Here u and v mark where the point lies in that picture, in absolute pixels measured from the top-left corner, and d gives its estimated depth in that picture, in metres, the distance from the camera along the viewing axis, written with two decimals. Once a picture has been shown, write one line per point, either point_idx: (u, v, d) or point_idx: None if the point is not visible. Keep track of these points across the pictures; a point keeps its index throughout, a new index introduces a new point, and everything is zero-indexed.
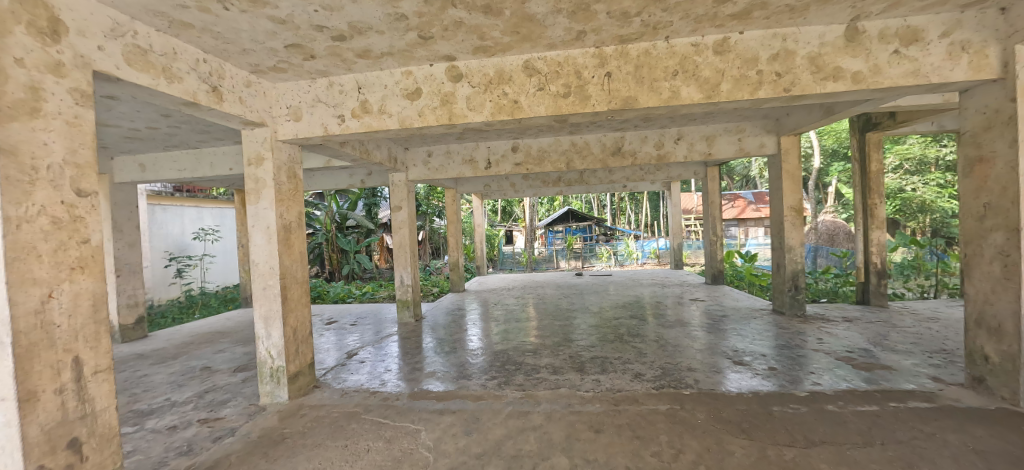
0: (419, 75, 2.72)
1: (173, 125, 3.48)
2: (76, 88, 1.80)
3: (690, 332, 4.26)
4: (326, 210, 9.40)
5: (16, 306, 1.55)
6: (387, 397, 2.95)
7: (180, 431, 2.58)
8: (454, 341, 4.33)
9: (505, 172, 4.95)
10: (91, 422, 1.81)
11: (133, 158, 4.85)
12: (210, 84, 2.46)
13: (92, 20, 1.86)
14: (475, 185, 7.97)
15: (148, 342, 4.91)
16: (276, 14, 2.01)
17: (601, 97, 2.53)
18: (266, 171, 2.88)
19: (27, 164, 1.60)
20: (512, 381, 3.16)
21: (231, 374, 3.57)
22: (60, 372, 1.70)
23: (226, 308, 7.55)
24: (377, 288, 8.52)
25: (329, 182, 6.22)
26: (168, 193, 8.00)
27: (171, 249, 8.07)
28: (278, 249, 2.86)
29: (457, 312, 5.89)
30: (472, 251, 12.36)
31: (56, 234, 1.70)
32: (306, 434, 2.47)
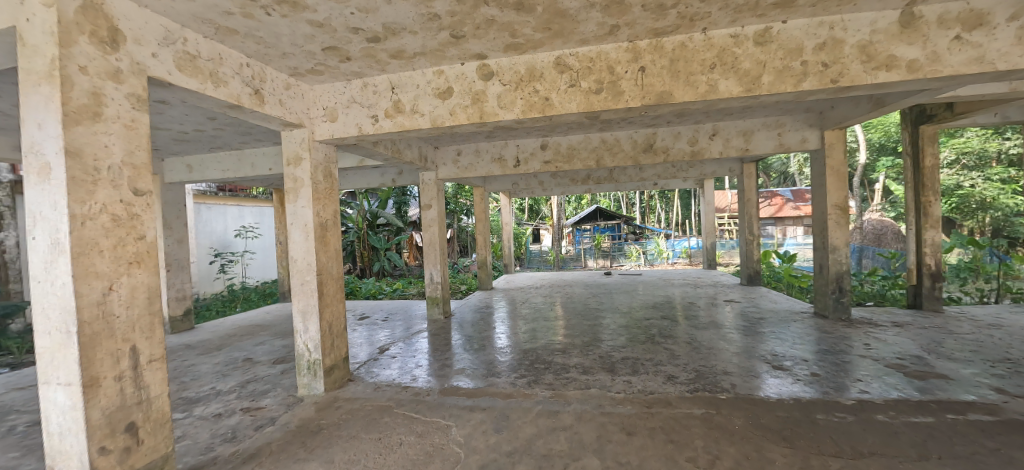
0: (451, 74, 2.74)
1: (217, 128, 3.65)
2: (133, 94, 1.91)
3: (724, 335, 4.12)
4: (357, 209, 9.67)
5: (81, 298, 1.66)
6: (418, 392, 3.00)
7: (225, 419, 2.71)
8: (483, 339, 4.36)
9: (533, 170, 4.93)
10: (147, 407, 1.93)
11: (181, 160, 5.13)
12: (252, 87, 2.56)
13: (147, 29, 1.97)
14: (504, 184, 8.00)
15: (195, 333, 5.20)
16: (315, 17, 2.06)
17: (635, 92, 2.47)
18: (303, 170, 2.98)
19: (90, 165, 1.72)
20: (541, 380, 3.15)
21: (271, 366, 3.73)
22: (120, 360, 1.81)
23: (264, 302, 7.88)
24: (407, 285, 8.70)
25: (362, 181, 6.38)
26: (213, 192, 8.43)
27: (215, 245, 8.50)
28: (315, 246, 2.95)
29: (485, 309, 5.93)
30: (499, 250, 12.40)
31: (116, 231, 1.81)
32: (341, 425, 2.55)
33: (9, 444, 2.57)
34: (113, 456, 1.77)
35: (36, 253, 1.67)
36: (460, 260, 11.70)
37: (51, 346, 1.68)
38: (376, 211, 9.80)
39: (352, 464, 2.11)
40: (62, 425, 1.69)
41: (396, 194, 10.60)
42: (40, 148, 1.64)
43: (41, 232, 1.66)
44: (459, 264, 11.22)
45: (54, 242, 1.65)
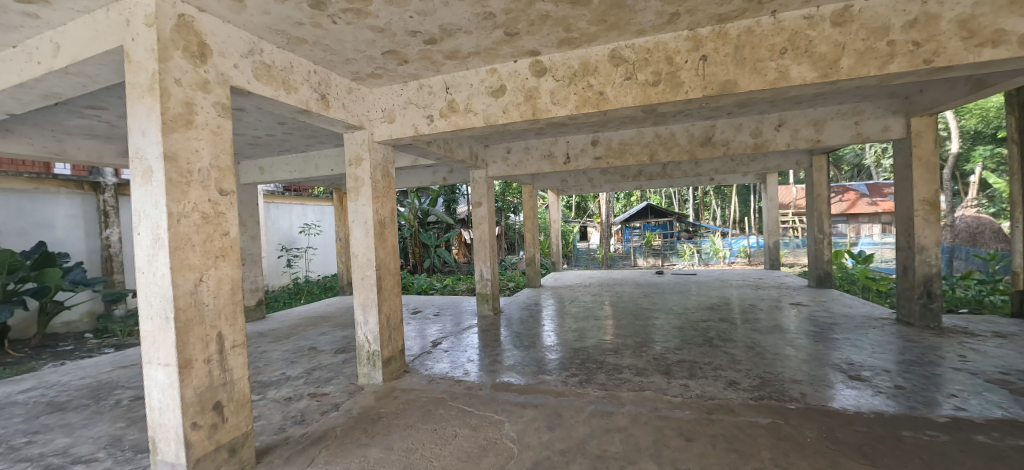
0: (504, 72, 2.76)
1: (286, 132, 3.92)
2: (219, 103, 2.08)
3: (790, 340, 3.84)
4: (409, 207, 10.03)
5: (177, 287, 1.85)
6: (471, 386, 3.07)
7: (294, 403, 2.91)
8: (532, 336, 4.37)
9: (583, 167, 4.87)
10: (231, 388, 2.11)
11: (255, 163, 5.58)
12: (319, 92, 2.72)
13: (230, 42, 2.15)
14: (552, 181, 7.96)
15: (267, 322, 5.64)
16: (377, 23, 2.16)
17: (696, 83, 2.36)
18: (364, 170, 3.13)
19: (184, 168, 1.90)
20: (593, 379, 3.10)
21: (333, 355, 3.96)
22: (209, 344, 2.00)
23: (325, 295, 8.39)
24: (457, 281, 8.90)
25: (415, 180, 6.60)
26: (280, 192, 9.09)
27: (283, 241, 9.17)
28: (374, 242, 3.09)
29: (533, 307, 5.94)
30: (547, 248, 12.37)
31: (205, 227, 2.00)
32: (399, 415, 2.65)
33: (118, 415, 2.92)
34: (203, 431, 1.95)
35: (142, 247, 1.88)
36: (506, 257, 11.81)
37: (153, 331, 1.88)
38: (427, 209, 10.12)
39: (410, 453, 2.20)
40: (162, 401, 1.89)
41: (446, 192, 10.90)
42: (144, 153, 1.85)
43: (145, 228, 1.87)
44: (506, 262, 11.34)
45: (156, 237, 1.84)
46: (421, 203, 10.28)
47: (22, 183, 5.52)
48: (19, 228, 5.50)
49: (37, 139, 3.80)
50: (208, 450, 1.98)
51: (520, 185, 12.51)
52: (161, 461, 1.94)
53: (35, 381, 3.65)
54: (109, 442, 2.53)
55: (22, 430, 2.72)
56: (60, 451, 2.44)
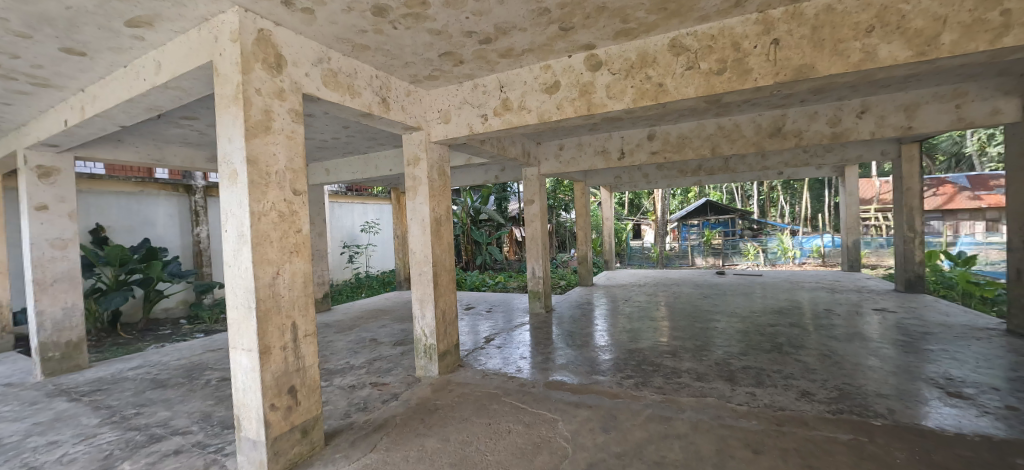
0: (558, 68, 2.74)
1: (350, 135, 4.16)
2: (293, 109, 2.24)
3: (874, 350, 3.47)
4: (461, 205, 10.28)
5: (258, 280, 2.02)
6: (524, 383, 3.08)
7: (358, 391, 3.08)
8: (584, 335, 4.31)
9: (639, 162, 4.72)
10: (304, 374, 2.28)
11: (322, 165, 5.98)
12: (380, 96, 2.85)
13: (302, 53, 2.31)
14: (605, 177, 7.79)
15: (334, 314, 6.04)
16: (434, 26, 2.22)
17: (766, 69, 2.20)
18: (421, 170, 3.24)
19: (264, 171, 2.07)
20: (649, 382, 3.00)
21: (392, 347, 4.15)
22: (285, 333, 2.17)
23: (384, 290, 8.83)
24: (508, 279, 8.99)
25: (468, 179, 6.75)
26: (343, 192, 9.69)
27: (345, 239, 9.77)
28: (431, 239, 3.19)
29: (584, 306, 5.86)
30: (599, 246, 12.14)
31: (281, 225, 2.16)
32: (455, 407, 2.73)
33: (208, 393, 3.26)
34: (280, 412, 2.12)
35: (228, 243, 2.08)
36: (557, 255, 11.75)
37: (239, 318, 2.08)
38: (479, 207, 10.32)
39: (466, 445, 2.25)
40: (246, 384, 2.08)
41: (497, 190, 11.06)
42: (230, 158, 2.04)
43: (231, 226, 2.05)
44: (558, 259, 11.28)
45: (240, 234, 2.02)
46: (473, 201, 10.50)
47: (129, 186, 6.33)
48: (128, 226, 6.31)
49: (142, 147, 4.33)
50: (284, 430, 2.14)
51: (571, 182, 12.37)
52: (244, 437, 2.13)
53: (142, 360, 4.17)
54: (201, 417, 2.83)
55: (133, 402, 3.12)
56: (162, 423, 2.77)
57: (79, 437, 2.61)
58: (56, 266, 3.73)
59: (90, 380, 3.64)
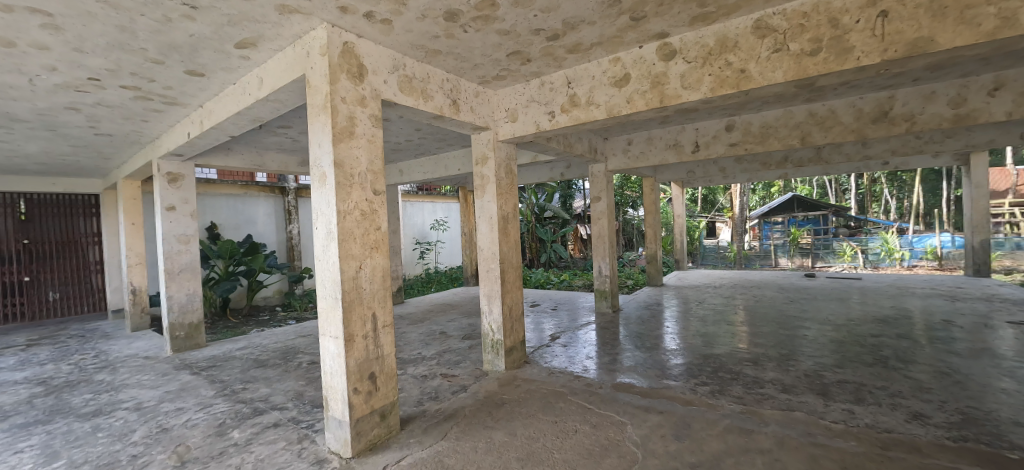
0: (628, 59, 2.65)
1: (423, 137, 4.37)
2: (373, 115, 2.40)
3: (1011, 370, 2.93)
4: (526, 203, 10.37)
5: (343, 273, 2.20)
6: (590, 384, 3.04)
7: (429, 381, 3.25)
8: (653, 338, 4.14)
9: (715, 155, 4.43)
10: (383, 362, 2.44)
11: (396, 166, 6.35)
12: (451, 98, 2.95)
13: (381, 61, 2.46)
14: (677, 172, 7.40)
15: (408, 306, 6.42)
16: (503, 26, 2.25)
17: (871, 46, 1.94)
18: (489, 169, 3.31)
19: (348, 173, 2.24)
20: (726, 391, 2.81)
21: (460, 340, 4.31)
22: (367, 322, 2.33)
23: (452, 285, 9.17)
24: (573, 277, 8.91)
25: (534, 177, 6.79)
26: (414, 191, 10.23)
27: (417, 236, 10.32)
28: (498, 237, 3.26)
29: (653, 307, 5.63)
30: (670, 244, 11.54)
31: (363, 222, 2.33)
32: (521, 403, 2.76)
33: (300, 374, 3.63)
34: (362, 396, 2.30)
35: (318, 239, 2.29)
36: (623, 254, 11.41)
37: (327, 308, 2.28)
38: (544, 205, 10.36)
39: (533, 441, 2.27)
40: (333, 368, 2.27)
41: (562, 188, 10.99)
42: (321, 162, 2.24)
43: (321, 223, 2.26)
44: (624, 259, 10.96)
45: (328, 231, 2.22)
46: (538, 199, 10.55)
47: (235, 189, 7.22)
48: (234, 224, 7.20)
49: (246, 155, 4.91)
50: (365, 412, 2.31)
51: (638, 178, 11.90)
52: (332, 416, 2.33)
53: (247, 342, 4.75)
54: (294, 396, 3.15)
55: (241, 378, 3.57)
56: (264, 398, 3.13)
57: (200, 406, 3.03)
58: (182, 258, 4.36)
59: (207, 357, 4.22)
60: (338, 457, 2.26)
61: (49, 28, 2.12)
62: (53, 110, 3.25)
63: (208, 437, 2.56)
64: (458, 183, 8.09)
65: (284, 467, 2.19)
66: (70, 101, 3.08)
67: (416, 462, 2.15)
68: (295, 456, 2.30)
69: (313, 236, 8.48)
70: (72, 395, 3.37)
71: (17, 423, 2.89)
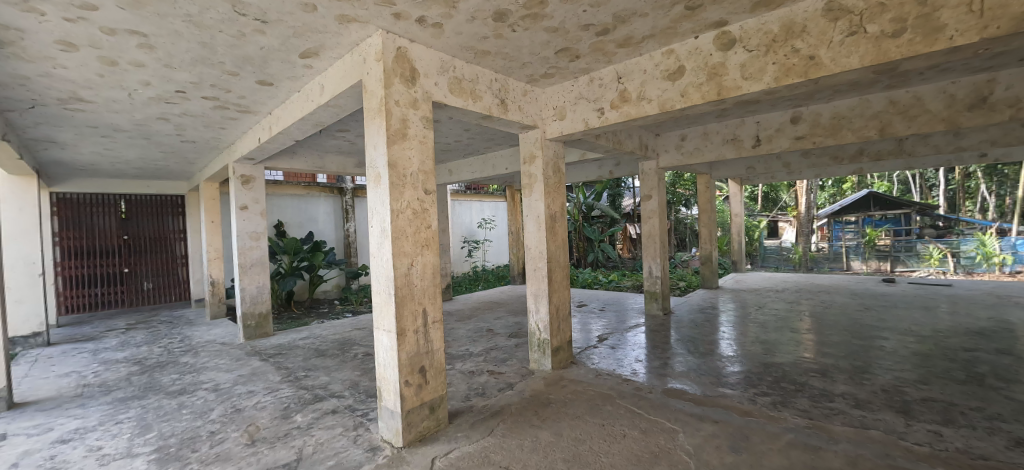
0: (682, 51, 2.54)
1: (472, 136, 4.45)
2: (425, 117, 2.47)
3: None
4: (574, 202, 10.26)
5: (396, 269, 2.29)
6: (640, 388, 2.95)
7: (476, 377, 3.30)
8: (707, 343, 3.94)
9: (779, 150, 4.13)
10: (432, 357, 2.51)
11: (446, 166, 6.51)
12: (499, 98, 2.97)
13: (432, 64, 2.53)
14: (735, 169, 6.99)
15: (456, 303, 6.57)
16: (551, 24, 2.23)
17: (968, 23, 1.72)
18: (537, 167, 3.31)
19: (401, 174, 2.33)
20: (790, 403, 2.62)
21: (507, 338, 4.35)
22: (418, 317, 2.41)
23: (499, 283, 9.26)
24: (621, 278, 8.70)
25: (581, 175, 6.70)
26: (462, 190, 10.46)
27: (465, 234, 10.54)
28: (545, 235, 3.25)
29: (708, 310, 5.36)
30: (726, 244, 10.86)
31: (415, 221, 2.40)
32: (567, 403, 2.74)
33: (356, 365, 3.82)
34: (413, 388, 2.38)
35: (374, 237, 2.39)
36: (674, 254, 10.96)
37: (381, 302, 2.38)
38: (591, 203, 10.19)
39: (579, 443, 2.24)
40: (386, 360, 2.37)
41: (611, 186, 10.75)
42: (376, 163, 2.34)
43: (376, 222, 2.36)
44: (676, 259, 10.53)
45: (383, 229, 2.31)
46: (585, 197, 10.40)
47: (298, 189, 7.74)
48: (297, 222, 7.73)
49: (309, 158, 5.25)
50: (416, 404, 2.39)
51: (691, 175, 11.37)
52: (384, 407, 2.43)
53: (308, 332, 5.08)
54: (350, 384, 3.34)
55: (303, 366, 3.83)
56: (324, 385, 3.34)
57: (268, 389, 3.29)
58: (253, 253, 4.75)
59: (274, 345, 4.58)
60: (390, 445, 2.36)
61: (145, 47, 2.38)
62: (148, 120, 3.66)
63: (275, 419, 2.77)
64: (504, 182, 8.17)
65: (341, 452, 2.32)
66: (161, 112, 3.45)
67: (464, 456, 2.19)
68: (351, 442, 2.43)
69: (368, 234, 8.91)
70: (162, 374, 3.78)
71: (118, 397, 3.29)
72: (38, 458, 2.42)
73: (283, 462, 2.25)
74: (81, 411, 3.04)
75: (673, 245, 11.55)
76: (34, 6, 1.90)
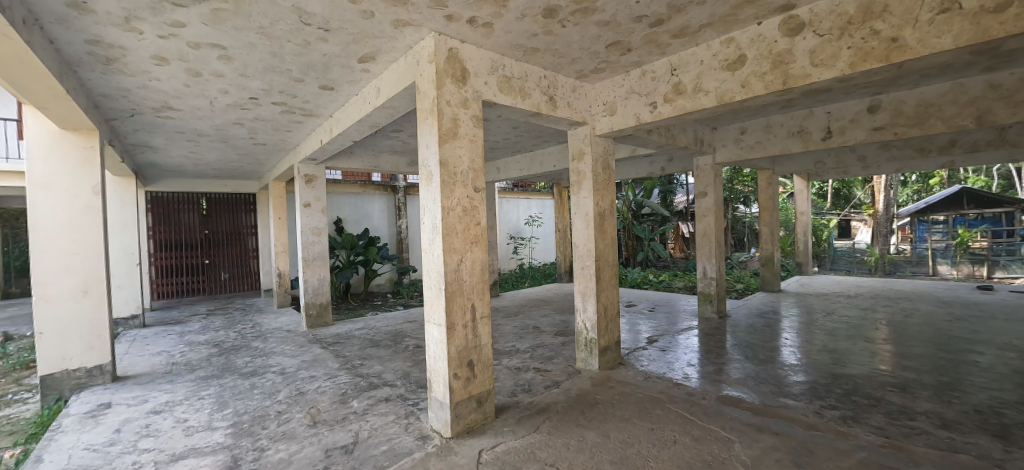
0: (743, 39, 2.39)
1: (521, 134, 4.47)
2: (475, 115, 2.51)
3: None
4: (623, 199, 10.01)
5: (446, 265, 2.35)
6: (692, 393, 2.83)
7: (523, 373, 3.33)
8: (767, 349, 3.71)
9: (854, 142, 3.79)
10: (480, 351, 2.55)
11: (495, 164, 6.60)
12: (548, 95, 2.96)
13: (482, 64, 2.56)
14: (801, 163, 6.49)
15: (503, 300, 6.64)
16: (602, 17, 2.19)
17: None
18: (585, 164, 3.27)
19: (451, 171, 2.39)
20: (863, 419, 2.40)
21: (553, 336, 4.34)
22: (466, 312, 2.46)
23: (545, 281, 9.27)
24: (673, 278, 8.37)
25: (632, 172, 6.53)
26: (509, 188, 10.56)
27: (512, 231, 10.63)
28: (594, 233, 3.20)
29: (768, 315, 5.03)
30: (789, 245, 10.10)
31: (465, 218, 2.46)
32: (615, 405, 2.69)
33: (407, 356, 3.98)
34: (461, 381, 2.43)
35: (425, 233, 2.48)
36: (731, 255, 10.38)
37: (432, 296, 2.45)
38: (641, 201, 9.89)
39: (627, 446, 2.19)
40: (437, 353, 2.45)
41: (662, 183, 10.38)
42: (428, 161, 2.42)
43: (428, 219, 2.45)
44: (733, 260, 9.99)
45: (434, 225, 2.39)
46: (635, 195, 10.12)
47: (355, 188, 8.18)
48: (354, 219, 8.18)
49: (365, 158, 5.53)
50: (464, 397, 2.45)
51: (751, 171, 10.68)
52: (434, 397, 2.52)
53: (364, 323, 5.37)
54: (402, 374, 3.49)
55: (359, 355, 4.05)
56: (378, 374, 3.51)
57: (328, 375, 3.52)
58: (314, 247, 5.09)
59: (333, 334, 4.87)
60: (439, 435, 2.43)
61: (225, 59, 2.62)
62: (226, 125, 4.02)
63: (334, 403, 2.95)
64: (551, 180, 8.14)
65: (393, 438, 2.43)
66: (237, 117, 3.77)
67: (510, 450, 2.22)
68: (403, 429, 2.54)
69: (419, 230, 9.23)
70: (236, 356, 4.16)
71: (200, 375, 3.67)
72: (135, 425, 2.75)
73: (342, 444, 2.39)
74: (170, 386, 3.42)
75: (729, 245, 10.95)
76: (135, 25, 2.15)
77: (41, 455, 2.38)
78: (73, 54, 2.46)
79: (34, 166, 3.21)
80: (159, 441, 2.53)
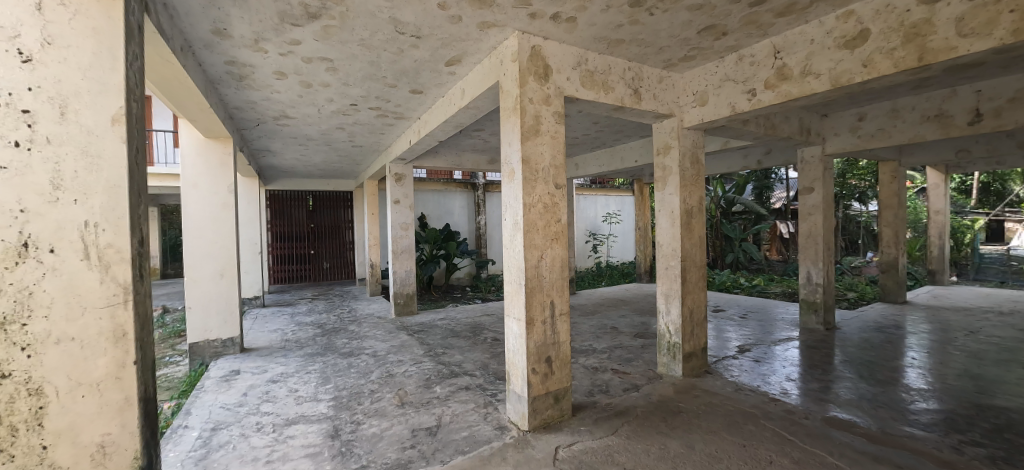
0: (865, 12, 2.09)
1: (603, 129, 4.37)
2: (557, 112, 2.50)
3: None
4: (710, 196, 9.33)
5: (527, 262, 2.39)
6: (791, 411, 2.56)
7: (600, 373, 3.27)
8: (887, 369, 3.21)
9: (1014, 126, 3.15)
10: (559, 348, 2.55)
11: (574, 161, 6.55)
12: (632, 88, 2.85)
13: (565, 60, 2.54)
14: (939, 153, 5.51)
15: (580, 298, 6.58)
16: (695, 1, 2.05)
17: None
18: (672, 158, 3.10)
19: (534, 168, 2.41)
20: (1020, 462, 1.98)
21: (632, 338, 4.20)
22: (546, 308, 2.48)
23: (622, 281, 8.98)
24: (768, 282, 7.62)
25: (723, 166, 6.07)
26: (587, 185, 10.43)
27: (589, 228, 10.50)
28: (680, 232, 3.03)
29: (891, 329, 4.36)
30: (917, 249, 8.66)
31: (546, 214, 2.47)
32: (701, 416, 2.52)
33: (486, 348, 4.13)
34: (539, 376, 2.45)
35: (507, 228, 2.54)
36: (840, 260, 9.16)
37: (513, 292, 2.50)
38: (731, 198, 9.15)
39: (715, 460, 2.05)
40: (516, 346, 2.49)
41: (757, 178, 9.50)
42: (510, 159, 2.47)
43: (510, 214, 2.50)
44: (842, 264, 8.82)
45: (516, 221, 2.44)
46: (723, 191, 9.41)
47: (438, 185, 8.67)
48: (437, 215, 8.67)
49: (448, 157, 5.82)
50: (541, 392, 2.47)
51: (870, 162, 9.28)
52: (512, 390, 2.57)
53: (445, 314, 5.67)
54: (481, 365, 3.62)
55: (441, 343, 4.30)
56: (458, 363, 3.68)
57: (413, 360, 3.78)
58: (402, 241, 5.50)
59: (418, 322, 5.22)
60: (516, 427, 2.48)
61: (331, 71, 2.92)
62: (329, 130, 4.48)
63: (420, 387, 3.16)
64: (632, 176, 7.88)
65: (473, 426, 2.53)
66: (338, 122, 4.18)
67: (587, 451, 2.20)
68: (482, 418, 2.64)
69: (496, 226, 9.48)
70: (336, 337, 4.65)
71: (308, 352, 4.16)
72: (258, 391, 3.20)
73: (426, 426, 2.56)
74: (284, 360, 3.93)
75: (838, 248, 9.68)
76: (261, 46, 2.48)
77: (190, 409, 2.88)
78: (216, 73, 2.90)
79: (187, 169, 3.87)
80: (276, 406, 2.92)
